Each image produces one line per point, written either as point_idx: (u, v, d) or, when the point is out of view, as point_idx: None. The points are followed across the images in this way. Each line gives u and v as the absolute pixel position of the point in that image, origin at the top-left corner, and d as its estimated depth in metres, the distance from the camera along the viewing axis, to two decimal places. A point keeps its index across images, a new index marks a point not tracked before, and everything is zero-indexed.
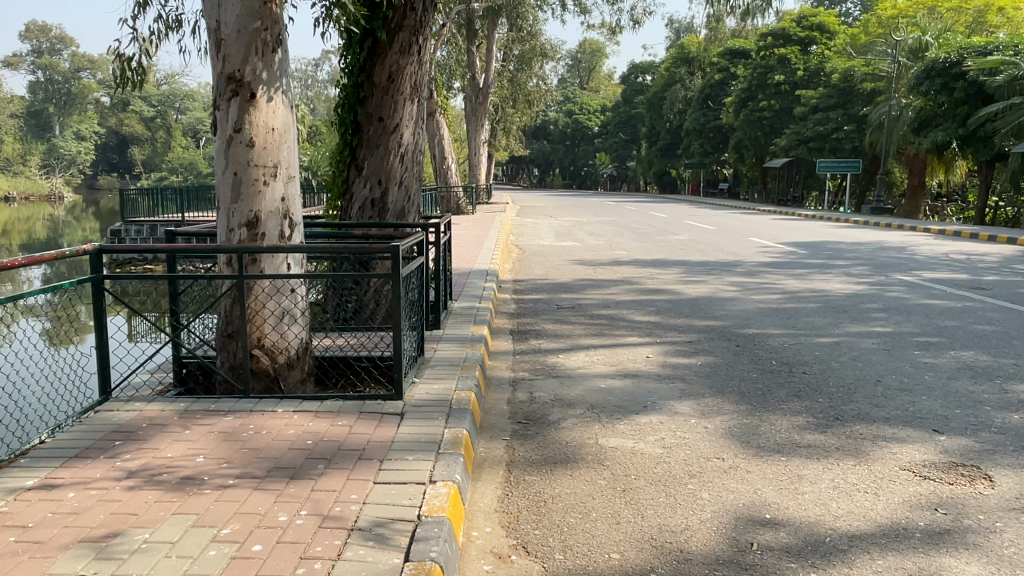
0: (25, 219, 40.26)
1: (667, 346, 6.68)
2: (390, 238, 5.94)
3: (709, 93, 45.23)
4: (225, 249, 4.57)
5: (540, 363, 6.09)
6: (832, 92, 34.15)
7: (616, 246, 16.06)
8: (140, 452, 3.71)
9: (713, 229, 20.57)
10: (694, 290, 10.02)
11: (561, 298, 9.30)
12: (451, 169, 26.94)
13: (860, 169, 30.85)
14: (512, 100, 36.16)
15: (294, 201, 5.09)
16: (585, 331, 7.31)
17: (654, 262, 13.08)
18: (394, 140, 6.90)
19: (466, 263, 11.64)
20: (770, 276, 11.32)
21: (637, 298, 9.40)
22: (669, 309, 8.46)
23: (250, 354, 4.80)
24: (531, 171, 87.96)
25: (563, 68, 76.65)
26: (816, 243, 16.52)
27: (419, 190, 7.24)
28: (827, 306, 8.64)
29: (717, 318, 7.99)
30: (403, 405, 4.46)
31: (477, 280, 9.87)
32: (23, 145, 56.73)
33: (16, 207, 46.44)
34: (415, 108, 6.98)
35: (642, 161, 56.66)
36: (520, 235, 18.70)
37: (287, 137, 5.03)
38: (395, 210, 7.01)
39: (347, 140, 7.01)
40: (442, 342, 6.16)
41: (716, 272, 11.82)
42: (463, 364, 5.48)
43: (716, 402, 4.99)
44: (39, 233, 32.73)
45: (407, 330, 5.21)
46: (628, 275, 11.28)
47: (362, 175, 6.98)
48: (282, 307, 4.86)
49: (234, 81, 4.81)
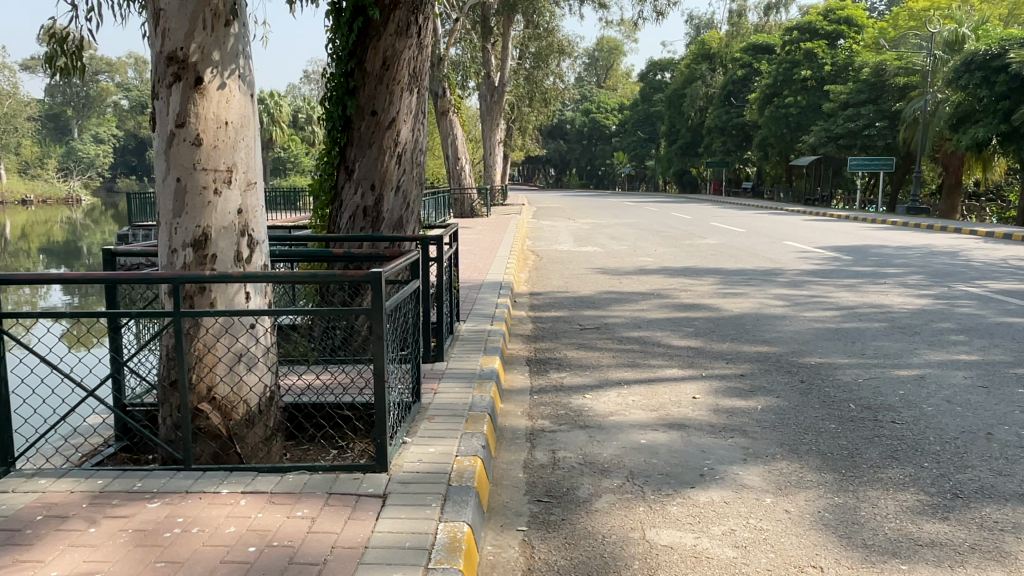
0: (45, 221, 39.89)
1: (716, 382, 5.58)
2: (378, 256, 4.88)
3: (732, 90, 44.05)
4: (157, 278, 3.51)
5: (563, 407, 5.00)
6: (861, 87, 32.84)
7: (641, 251, 14.97)
8: (15, 568, 2.67)
9: (743, 232, 19.47)
10: (734, 305, 8.92)
11: (585, 316, 8.23)
12: (465, 170, 25.85)
13: (894, 167, 29.50)
14: (528, 99, 35.17)
15: (256, 215, 4.02)
16: (614, 361, 6.23)
17: (684, 270, 11.97)
18: (390, 137, 5.84)
19: (479, 273, 10.61)
20: (818, 288, 10.19)
21: (670, 315, 8.32)
22: (710, 330, 7.38)
23: (195, 411, 3.76)
24: (547, 171, 86.78)
25: (580, 67, 75.54)
26: (859, 248, 15.30)
27: (420, 196, 6.16)
28: (894, 328, 7.52)
29: (770, 342, 6.89)
30: (388, 482, 3.39)
31: (490, 294, 8.84)
32: (42, 149, 56.68)
33: (34, 210, 46.15)
34: (415, 100, 5.91)
35: (662, 160, 55.44)
36: (539, 240, 17.66)
37: (248, 134, 3.97)
38: (391, 219, 5.94)
39: (335, 137, 5.97)
40: (444, 380, 5.09)
41: (756, 283, 10.71)
42: (468, 414, 4.40)
43: (793, 471, 3.89)
44: (57, 235, 32.28)
45: (397, 375, 4.14)
46: (658, 287, 10.18)
47: (352, 179, 5.93)
48: (240, 348, 3.82)
49: (175, 63, 3.77)
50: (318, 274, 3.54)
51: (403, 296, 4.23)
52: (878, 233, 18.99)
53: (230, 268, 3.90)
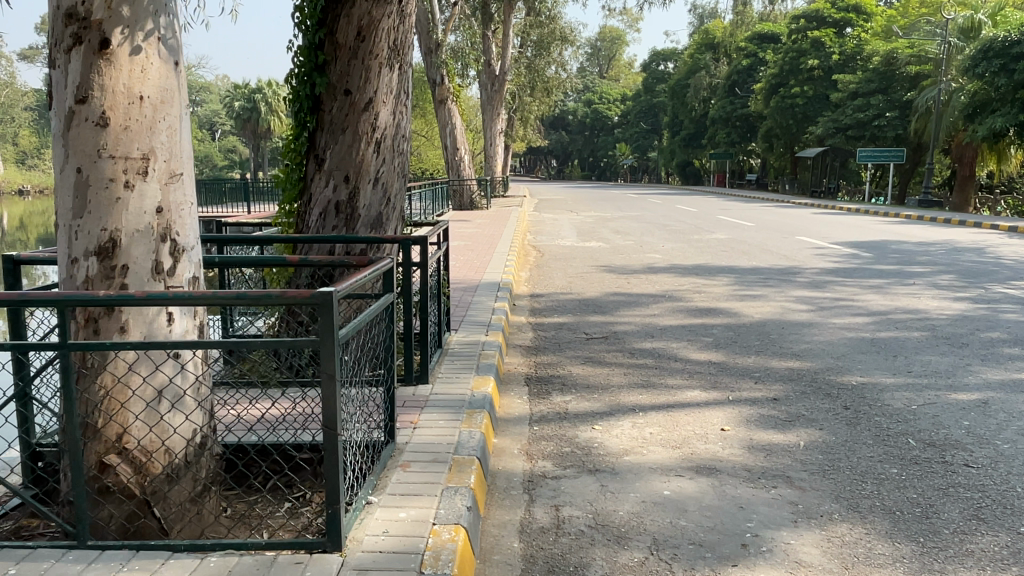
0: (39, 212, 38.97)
1: (746, 409, 4.75)
2: (345, 264, 4.00)
3: (737, 79, 43.16)
4: (35, 301, 2.68)
5: (569, 443, 4.17)
6: (872, 76, 31.84)
7: (647, 246, 14.16)
8: None
9: (752, 226, 18.59)
10: (754, 309, 8.11)
11: (591, 323, 7.41)
12: (464, 160, 24.77)
13: (905, 158, 28.59)
14: (529, 88, 34.22)
15: (183, 214, 3.19)
16: (626, 379, 5.41)
17: (695, 268, 11.14)
18: (366, 120, 4.98)
19: (475, 273, 9.79)
20: (843, 289, 9.39)
21: (685, 320, 7.51)
22: (731, 341, 6.56)
23: (102, 464, 2.96)
24: (548, 162, 85.72)
25: (582, 57, 74.52)
26: (877, 244, 14.49)
27: (403, 188, 5.29)
28: (937, 339, 6.68)
29: (801, 356, 6.06)
30: (339, 570, 2.58)
31: (486, 297, 8.01)
32: (37, 139, 55.54)
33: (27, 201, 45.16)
34: (396, 78, 5.08)
35: (664, 151, 54.44)
36: (540, 234, 16.85)
37: (171, 111, 3.13)
38: (369, 216, 5.08)
39: (303, 119, 5.13)
40: (427, 410, 4.27)
41: (774, 282, 9.90)
42: (452, 459, 3.57)
43: (860, 541, 3.08)
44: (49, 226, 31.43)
45: (357, 414, 3.31)
46: (669, 288, 9.36)
47: (323, 170, 5.08)
48: (159, 387, 2.99)
49: (75, 19, 2.94)
50: (250, 293, 2.66)
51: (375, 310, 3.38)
52: (894, 228, 18.18)
53: (148, 284, 3.09)
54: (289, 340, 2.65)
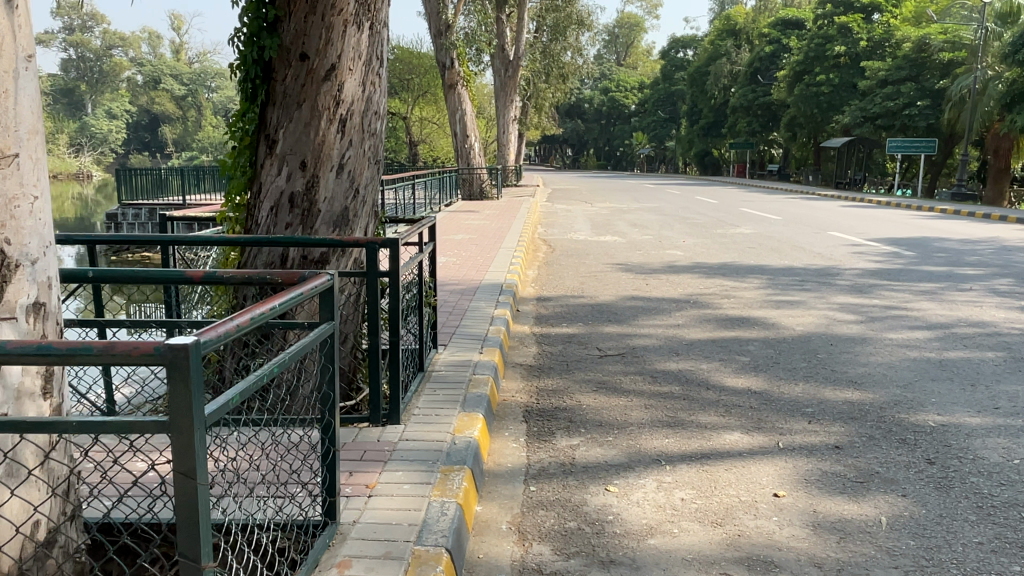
0: (53, 198, 38.40)
1: (802, 464, 3.75)
2: (265, 280, 2.58)
3: (759, 66, 41.71)
4: None
5: (575, 515, 3.17)
6: (902, 63, 30.31)
7: (667, 242, 13.13)
8: None
9: (778, 220, 17.44)
10: (794, 318, 7.10)
11: (606, 334, 6.42)
12: (474, 148, 23.64)
13: (936, 150, 27.19)
14: (544, 75, 32.88)
15: (16, 211, 2.22)
16: (647, 414, 4.41)
17: (722, 268, 10.09)
18: (327, 92, 3.98)
19: (477, 272, 8.84)
20: (890, 295, 8.33)
21: (714, 333, 6.50)
22: (772, 361, 5.53)
23: None
24: (564, 151, 84.14)
25: (599, 44, 72.84)
26: (919, 241, 13.32)
27: (375, 176, 4.31)
28: (1017, 362, 5.60)
29: (859, 386, 5.02)
30: None
31: (485, 303, 7.01)
32: (54, 124, 54.90)
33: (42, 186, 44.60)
34: (366, 41, 4.08)
35: (682, 140, 52.97)
36: (551, 227, 15.80)
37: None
38: (332, 214, 4.10)
39: (250, 90, 4.11)
40: (392, 466, 3.29)
41: (811, 285, 8.85)
42: (412, 553, 2.58)
43: None
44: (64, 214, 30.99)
45: (261, 498, 2.32)
46: (693, 292, 8.35)
47: (274, 155, 4.08)
48: None
49: None
50: (56, 347, 1.62)
51: (304, 346, 2.36)
52: (932, 223, 16.95)
53: None
54: (118, 423, 1.62)
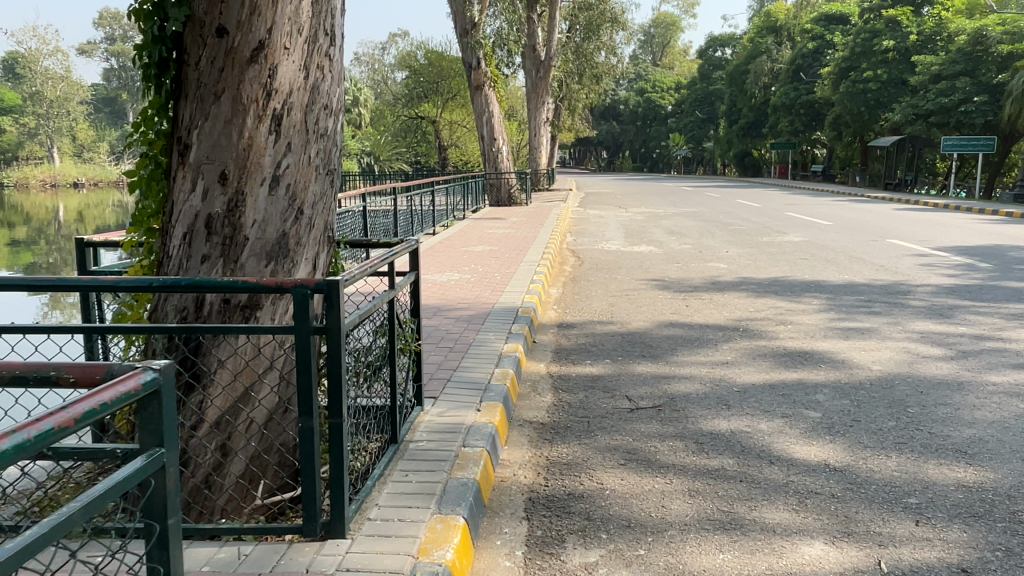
0: (95, 205, 38.44)
1: None
2: (52, 379, 1.53)
3: (801, 64, 39.75)
4: None
5: None
6: (956, 57, 28.19)
7: (708, 252, 11.92)
8: None
9: (829, 225, 16.05)
10: (867, 352, 5.88)
11: (637, 375, 5.28)
12: (502, 151, 22.54)
13: (995, 148, 25.36)
14: (577, 75, 31.69)
15: None
16: (693, 510, 3.25)
17: (772, 285, 8.87)
18: (254, 78, 2.94)
19: (493, 293, 7.75)
20: (977, 319, 7.03)
21: (769, 374, 5.31)
22: (852, 420, 4.34)
23: None
24: (599, 153, 82.55)
25: (634, 44, 71.38)
26: (994, 251, 11.85)
27: (325, 186, 3.24)
28: None
29: (973, 461, 3.79)
30: None
31: (494, 334, 5.90)
32: (96, 132, 55.30)
33: (83, 194, 44.72)
34: (307, 9, 3.03)
35: (720, 141, 51.21)
36: (583, 236, 14.63)
37: None
38: (262, 241, 3.06)
39: (157, 79, 3.08)
40: None
41: (879, 307, 7.59)
42: None
43: None
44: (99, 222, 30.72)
45: None
46: (740, 316, 7.17)
47: (187, 166, 3.05)
48: None
49: None
50: None
51: (80, 511, 1.31)
52: (1002, 229, 15.37)
53: None
54: None
